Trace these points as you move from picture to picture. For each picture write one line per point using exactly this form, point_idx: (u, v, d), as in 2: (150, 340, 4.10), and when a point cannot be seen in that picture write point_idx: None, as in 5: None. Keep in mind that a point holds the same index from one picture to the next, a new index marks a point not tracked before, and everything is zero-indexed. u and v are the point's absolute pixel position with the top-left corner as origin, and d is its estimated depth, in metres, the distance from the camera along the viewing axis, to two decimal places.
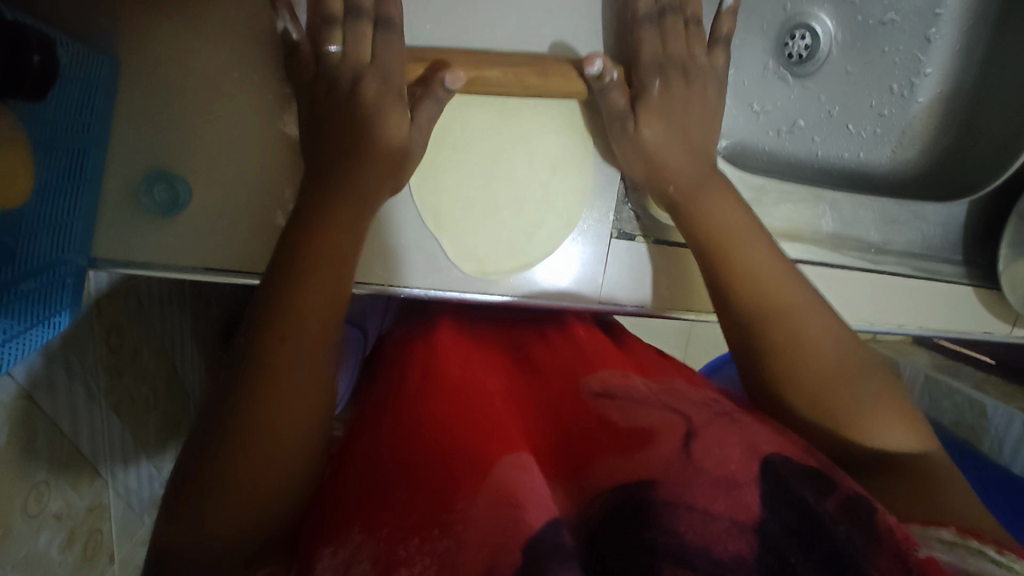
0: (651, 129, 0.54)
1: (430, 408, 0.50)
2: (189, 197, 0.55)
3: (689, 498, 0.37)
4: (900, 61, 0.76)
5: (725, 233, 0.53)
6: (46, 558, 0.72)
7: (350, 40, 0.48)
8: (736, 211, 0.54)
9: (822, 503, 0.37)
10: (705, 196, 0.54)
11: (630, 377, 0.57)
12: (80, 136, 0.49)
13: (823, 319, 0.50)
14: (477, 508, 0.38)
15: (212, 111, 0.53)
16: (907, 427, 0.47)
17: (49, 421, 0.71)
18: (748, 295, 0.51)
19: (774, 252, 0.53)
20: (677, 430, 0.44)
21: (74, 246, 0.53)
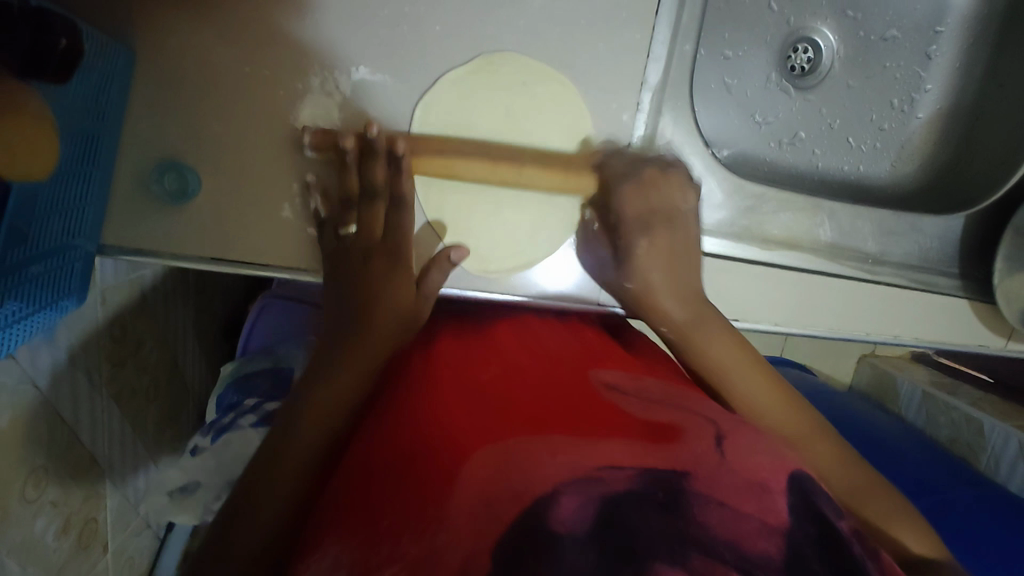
0: (654, 277, 0.58)
1: (434, 405, 0.50)
2: (199, 186, 0.56)
3: (719, 494, 0.38)
4: (901, 77, 0.78)
5: (723, 362, 0.58)
6: (41, 544, 0.72)
7: (364, 203, 0.55)
8: (738, 349, 0.59)
9: (839, 522, 0.38)
10: (707, 339, 0.59)
11: (641, 378, 0.58)
12: (94, 121, 0.50)
13: (827, 444, 0.54)
14: (467, 500, 0.38)
15: (224, 104, 0.54)
16: (924, 531, 0.50)
17: (51, 407, 0.71)
18: (754, 424, 0.56)
19: (762, 365, 0.59)
20: (707, 429, 0.44)
21: (84, 232, 0.53)
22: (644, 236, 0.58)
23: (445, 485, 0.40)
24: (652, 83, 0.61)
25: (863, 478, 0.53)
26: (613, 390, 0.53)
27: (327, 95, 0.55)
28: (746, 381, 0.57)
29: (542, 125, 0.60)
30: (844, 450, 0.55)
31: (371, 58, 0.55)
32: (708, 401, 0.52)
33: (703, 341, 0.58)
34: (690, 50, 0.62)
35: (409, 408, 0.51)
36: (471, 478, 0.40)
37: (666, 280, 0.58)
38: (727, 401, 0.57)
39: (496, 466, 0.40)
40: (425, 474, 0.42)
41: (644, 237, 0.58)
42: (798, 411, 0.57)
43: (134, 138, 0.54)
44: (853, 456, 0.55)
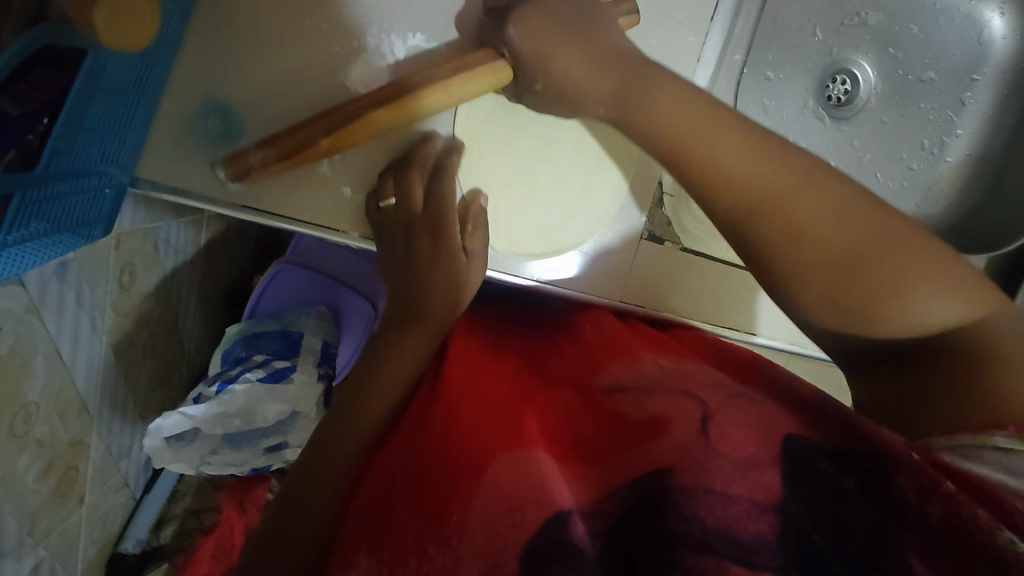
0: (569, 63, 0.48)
1: (445, 409, 0.51)
2: (242, 132, 0.56)
3: (705, 481, 0.37)
4: (934, 119, 0.79)
5: (679, 138, 0.47)
6: (21, 483, 0.70)
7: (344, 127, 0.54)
8: (693, 105, 0.47)
9: (847, 481, 0.38)
10: (652, 96, 0.47)
11: (641, 358, 0.57)
12: (151, 51, 0.49)
13: (813, 192, 0.45)
14: (480, 516, 0.39)
15: (277, 51, 0.55)
16: (943, 291, 0.43)
17: (51, 342, 0.70)
18: (723, 199, 0.46)
19: (740, 135, 0.46)
20: (692, 414, 0.43)
21: (120, 161, 0.53)
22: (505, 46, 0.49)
23: (458, 500, 0.41)
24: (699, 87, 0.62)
25: (863, 230, 0.44)
26: (614, 392, 0.52)
27: (382, 56, 0.56)
28: (705, 142, 0.46)
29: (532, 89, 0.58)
30: (836, 192, 0.45)
31: (430, 26, 0.56)
32: (700, 379, 0.51)
33: (643, 104, 0.48)
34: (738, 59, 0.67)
35: (422, 415, 0.53)
36: (484, 491, 0.41)
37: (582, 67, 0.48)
38: (688, 174, 0.47)
39: (507, 477, 0.41)
40: (438, 488, 0.43)
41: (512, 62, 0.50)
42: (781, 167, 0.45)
43: (184, 74, 0.54)
44: (853, 199, 0.45)
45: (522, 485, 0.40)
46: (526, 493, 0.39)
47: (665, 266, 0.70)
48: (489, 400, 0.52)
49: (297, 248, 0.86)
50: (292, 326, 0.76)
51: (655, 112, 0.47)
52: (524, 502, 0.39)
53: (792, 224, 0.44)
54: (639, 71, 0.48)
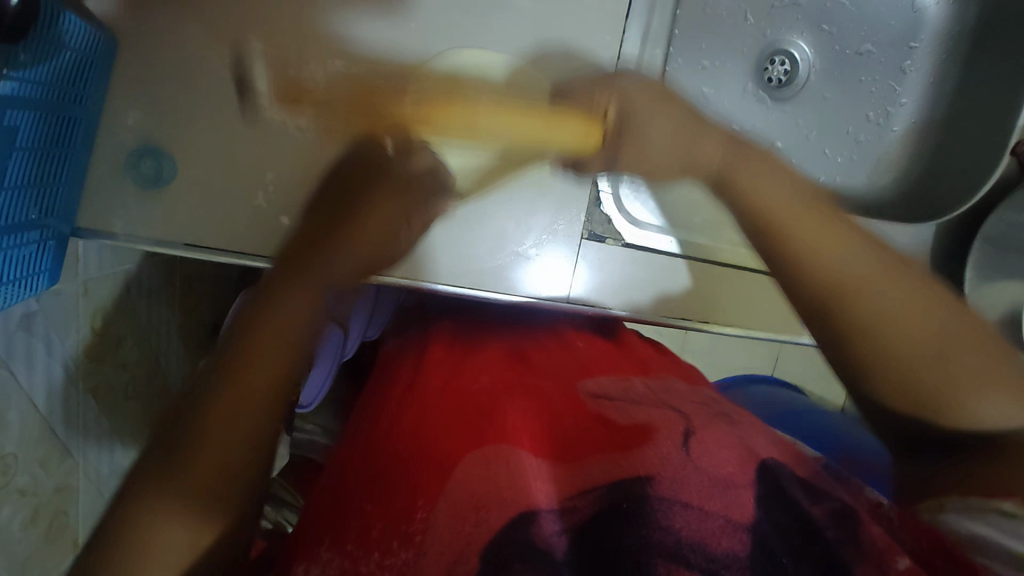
0: (654, 140, 0.59)
1: (419, 413, 0.51)
2: (175, 172, 0.57)
3: (683, 495, 0.37)
4: (876, 91, 0.79)
5: (772, 219, 0.53)
6: (7, 532, 0.71)
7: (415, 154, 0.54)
8: (789, 196, 0.54)
9: (814, 509, 0.38)
10: (761, 179, 0.55)
11: (628, 379, 0.58)
12: (74, 105, 0.51)
13: (906, 282, 0.48)
14: (446, 511, 0.39)
15: (199, 90, 0.56)
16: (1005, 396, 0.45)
17: (23, 393, 0.71)
18: (818, 274, 0.50)
19: (826, 221, 0.52)
20: (676, 428, 0.44)
21: (58, 212, 0.54)
22: (611, 97, 0.58)
23: (423, 500, 0.40)
24: None
25: (936, 326, 0.47)
26: (599, 397, 0.52)
27: (304, 86, 0.57)
28: (806, 229, 0.51)
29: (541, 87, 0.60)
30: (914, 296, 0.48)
31: None
32: (678, 397, 0.53)
33: (736, 175, 0.56)
34: (659, 54, 0.66)
35: (394, 418, 0.52)
36: (450, 488, 0.41)
37: (671, 142, 0.59)
38: (782, 247, 0.52)
39: (472, 474, 0.41)
40: (404, 486, 0.42)
41: (616, 107, 0.58)
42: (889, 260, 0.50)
43: (114, 123, 0.55)
44: (925, 300, 0.48)
45: (486, 482, 0.40)
46: (492, 491, 0.39)
47: (617, 265, 0.66)
48: (466, 401, 0.52)
49: None
50: None
51: (756, 186, 0.55)
52: (486, 501, 0.39)
53: (877, 312, 0.47)
54: (740, 150, 0.58)
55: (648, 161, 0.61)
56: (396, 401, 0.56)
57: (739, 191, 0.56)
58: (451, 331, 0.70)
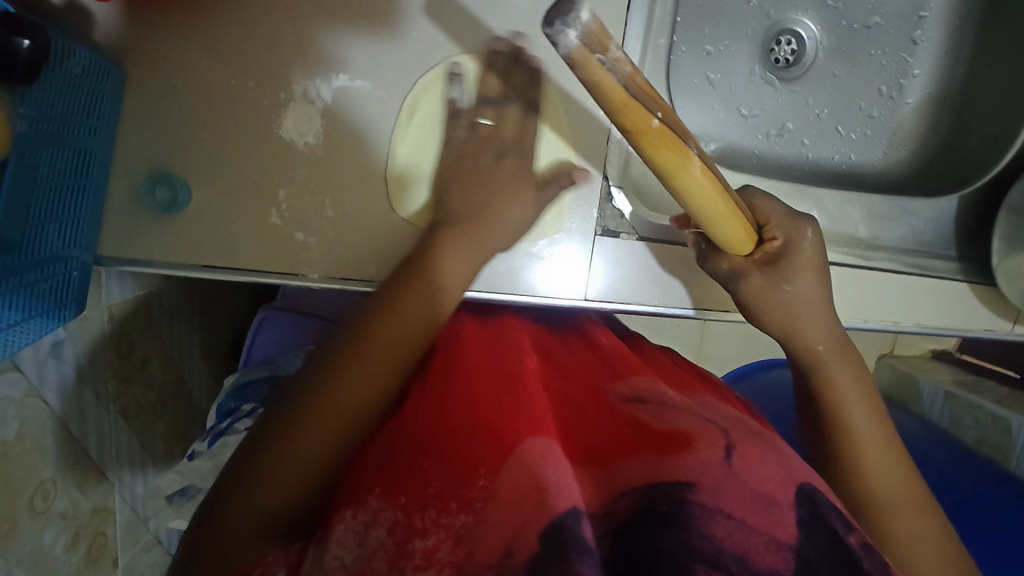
0: (798, 289, 0.54)
1: (442, 400, 0.48)
2: (189, 196, 0.57)
3: (724, 505, 0.37)
4: (888, 63, 0.77)
5: (826, 379, 0.54)
6: (50, 555, 0.73)
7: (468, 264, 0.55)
8: (856, 373, 0.55)
9: (850, 537, 0.38)
10: (841, 376, 0.54)
11: (658, 384, 0.58)
12: (87, 137, 0.52)
13: (923, 521, 0.48)
14: (506, 486, 0.36)
15: (207, 114, 0.56)
16: None
17: (57, 420, 0.73)
18: (844, 440, 0.52)
19: (871, 391, 0.55)
20: (716, 438, 0.44)
21: (80, 242, 0.55)
22: (797, 232, 0.55)
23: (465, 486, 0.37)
24: None
25: (931, 526, 0.48)
26: (632, 400, 0.52)
27: (310, 102, 0.57)
28: (865, 427, 0.52)
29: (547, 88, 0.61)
30: (916, 492, 0.50)
31: None
32: (717, 412, 0.52)
33: (806, 333, 0.55)
34: (664, 43, 0.63)
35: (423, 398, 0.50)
36: (495, 480, 0.37)
37: (818, 295, 0.55)
38: (826, 415, 0.54)
39: (518, 464, 0.38)
40: (444, 470, 0.38)
41: (797, 241, 0.55)
42: (914, 489, 0.50)
43: (127, 151, 0.56)
44: (929, 506, 0.49)
45: (533, 462, 0.38)
46: (539, 476, 0.36)
47: (633, 258, 0.65)
48: (505, 386, 0.51)
49: (285, 294, 0.89)
50: (278, 369, 0.77)
51: (834, 382, 0.54)
52: (545, 484, 0.35)
53: (882, 481, 0.50)
54: (842, 355, 0.55)
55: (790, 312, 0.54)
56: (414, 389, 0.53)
57: (818, 376, 0.55)
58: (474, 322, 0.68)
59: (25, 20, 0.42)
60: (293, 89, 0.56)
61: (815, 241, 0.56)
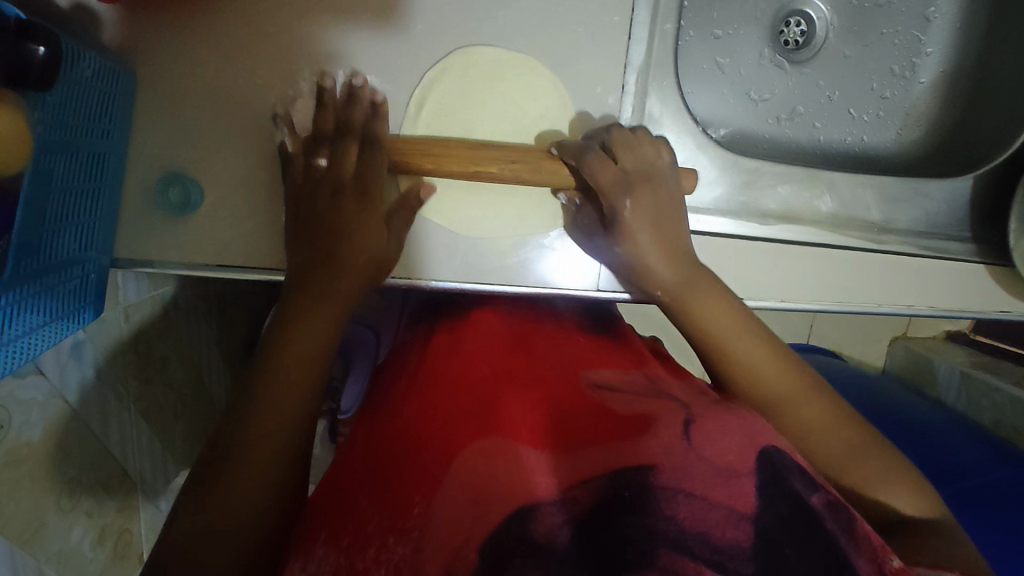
0: (648, 246, 0.56)
1: (417, 413, 0.51)
2: (202, 197, 0.58)
3: (686, 485, 0.39)
4: (900, 42, 0.75)
5: (706, 327, 0.55)
6: (77, 553, 0.75)
7: (338, 155, 0.53)
8: (720, 298, 0.56)
9: (812, 498, 0.40)
10: (699, 304, 0.56)
11: (629, 373, 0.59)
12: (101, 140, 0.52)
13: (815, 410, 0.51)
14: (447, 509, 0.39)
15: (217, 114, 0.56)
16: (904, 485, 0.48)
17: (81, 422, 0.74)
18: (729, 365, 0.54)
19: (733, 304, 0.56)
20: (676, 417, 0.46)
21: (98, 245, 0.55)
22: (626, 194, 0.55)
23: (424, 493, 0.42)
24: (636, 64, 0.61)
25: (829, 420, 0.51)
26: (600, 388, 0.53)
27: (318, 99, 0.57)
28: (742, 350, 0.54)
29: (557, 77, 0.61)
30: (811, 391, 0.53)
31: None
32: (682, 390, 0.53)
33: (655, 274, 0.56)
34: (671, 29, 0.61)
35: (399, 415, 0.53)
36: (450, 483, 0.42)
37: (660, 244, 0.56)
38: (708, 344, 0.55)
39: (472, 467, 0.42)
40: (399, 497, 0.42)
41: (628, 196, 0.55)
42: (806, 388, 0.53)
43: (140, 154, 0.56)
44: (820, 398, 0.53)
45: (484, 477, 0.41)
46: (488, 488, 0.40)
47: None
48: (471, 390, 0.53)
49: None
50: None
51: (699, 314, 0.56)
52: (484, 498, 0.39)
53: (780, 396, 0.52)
54: (694, 281, 0.56)
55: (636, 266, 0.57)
56: (403, 399, 0.57)
57: (682, 312, 0.56)
58: (448, 329, 0.68)
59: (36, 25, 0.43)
60: (302, 85, 0.56)
61: (647, 196, 0.56)
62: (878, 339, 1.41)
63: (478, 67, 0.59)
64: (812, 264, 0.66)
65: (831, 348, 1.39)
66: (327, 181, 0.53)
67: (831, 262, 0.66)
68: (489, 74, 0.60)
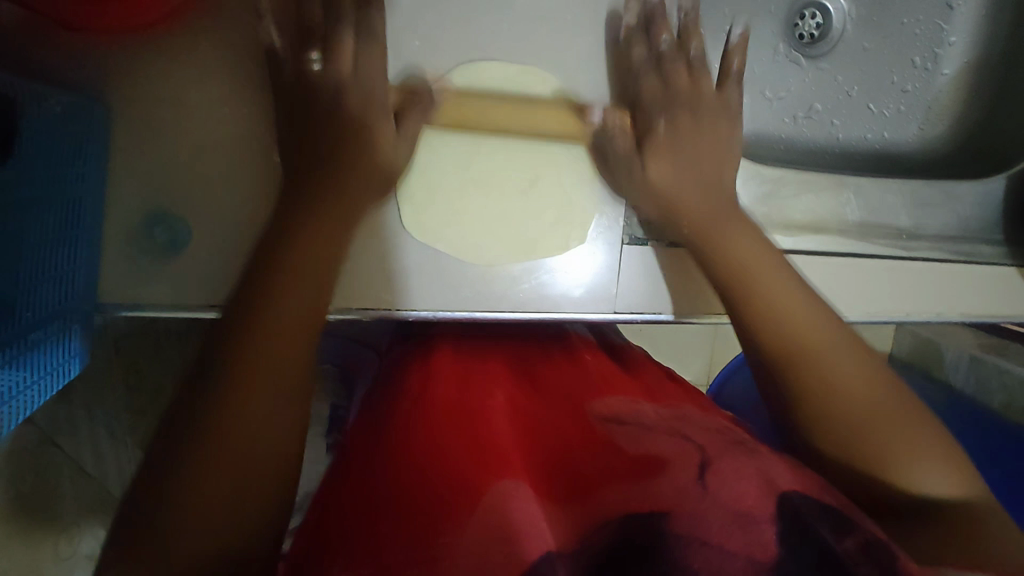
0: (661, 175, 0.56)
1: (423, 440, 0.46)
2: (190, 233, 0.53)
3: (701, 532, 0.34)
4: (922, 32, 0.71)
5: (740, 266, 0.53)
6: None
7: (331, 64, 0.49)
8: (750, 240, 0.54)
9: (843, 542, 0.34)
10: (729, 228, 0.55)
11: (639, 402, 0.53)
12: (74, 184, 0.49)
13: (853, 378, 0.48)
14: (467, 552, 0.34)
15: (200, 145, 0.52)
16: (944, 468, 0.44)
17: (71, 461, 0.72)
18: (769, 329, 0.51)
19: (769, 251, 0.54)
20: (689, 459, 0.41)
21: (77, 293, 0.51)
22: (665, 114, 0.56)
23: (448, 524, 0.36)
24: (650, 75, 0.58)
25: (870, 397, 0.48)
26: (609, 419, 0.49)
27: None
28: (778, 295, 0.52)
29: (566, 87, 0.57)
30: (852, 360, 0.49)
31: None
32: (696, 425, 0.48)
33: (673, 193, 0.56)
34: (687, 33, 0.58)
35: (398, 440, 0.47)
36: (467, 525, 0.36)
37: (683, 172, 0.56)
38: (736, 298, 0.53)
39: (492, 509, 0.37)
40: (410, 532, 0.36)
41: (667, 115, 0.56)
42: (856, 358, 0.49)
43: (118, 191, 0.51)
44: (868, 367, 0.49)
45: (497, 519, 0.36)
46: (503, 534, 0.35)
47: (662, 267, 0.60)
48: (478, 424, 0.48)
49: None
50: None
51: (752, 293, 0.52)
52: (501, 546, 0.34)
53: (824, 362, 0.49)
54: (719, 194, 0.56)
55: (664, 195, 0.56)
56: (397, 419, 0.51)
57: (703, 241, 0.55)
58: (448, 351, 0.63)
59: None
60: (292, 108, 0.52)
61: (688, 125, 0.56)
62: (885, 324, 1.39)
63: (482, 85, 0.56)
64: (843, 275, 0.62)
65: None
66: (327, 108, 0.49)
67: (862, 272, 0.62)
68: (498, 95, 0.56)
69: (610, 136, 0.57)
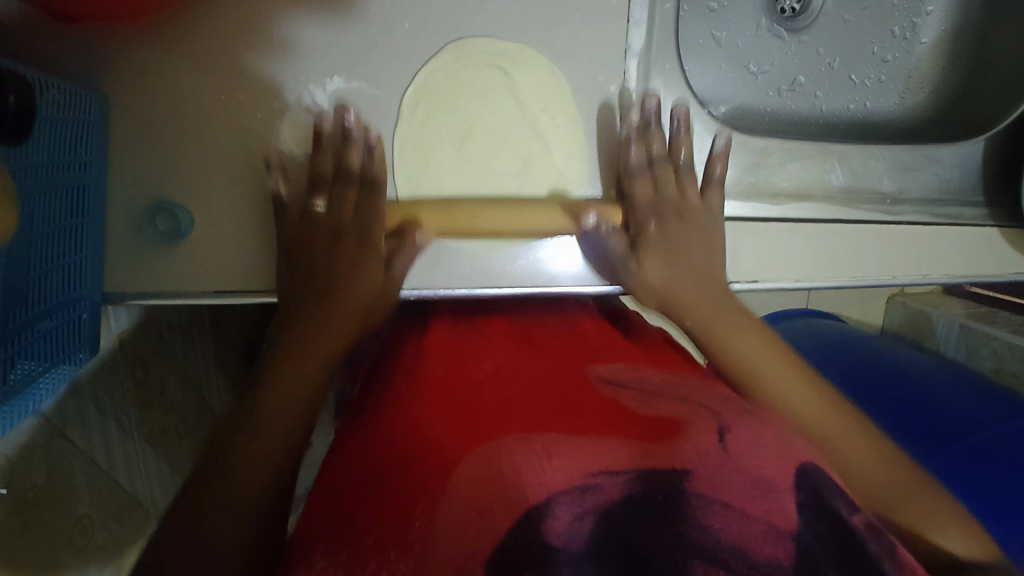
0: (655, 267, 0.57)
1: (423, 408, 0.47)
2: (192, 224, 0.54)
3: (723, 494, 0.34)
4: (900, 2, 0.73)
5: (735, 349, 0.54)
6: None
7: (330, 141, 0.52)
8: (747, 323, 0.56)
9: (854, 518, 0.35)
10: (724, 323, 0.55)
11: (642, 369, 0.54)
12: (79, 173, 0.49)
13: (855, 437, 0.49)
14: (453, 511, 0.34)
15: (197, 132, 0.53)
16: (969, 535, 0.45)
17: (85, 456, 0.71)
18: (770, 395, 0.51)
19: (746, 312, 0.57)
20: (707, 422, 0.40)
21: (86, 282, 0.52)
22: (656, 218, 0.57)
23: (424, 501, 0.36)
24: (636, 49, 0.59)
25: (889, 466, 0.47)
26: (611, 384, 0.50)
27: (306, 109, 0.54)
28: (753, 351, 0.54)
29: (557, 65, 0.58)
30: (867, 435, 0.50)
31: None
32: (712, 394, 0.48)
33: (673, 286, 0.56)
34: (671, 8, 0.60)
35: (401, 410, 0.48)
36: (461, 478, 0.37)
37: (670, 260, 0.57)
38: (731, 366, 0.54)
39: (479, 470, 0.37)
40: (408, 494, 0.37)
41: (656, 220, 0.57)
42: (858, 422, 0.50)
43: (122, 182, 0.53)
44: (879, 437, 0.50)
45: (490, 476, 0.36)
46: (498, 488, 0.35)
47: None
48: (474, 391, 0.49)
49: None
50: None
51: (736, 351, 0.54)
52: (491, 501, 0.34)
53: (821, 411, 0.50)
54: (707, 272, 0.57)
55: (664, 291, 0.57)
56: (395, 395, 0.52)
57: (707, 333, 0.55)
58: (448, 331, 0.64)
59: (5, 74, 0.40)
60: (280, 180, 0.54)
61: (679, 229, 0.57)
62: (876, 297, 1.41)
63: (467, 65, 0.56)
64: (830, 242, 0.64)
65: (832, 311, 1.38)
66: (326, 225, 0.52)
67: (852, 240, 0.64)
68: (485, 74, 0.57)
69: (603, 234, 0.57)
